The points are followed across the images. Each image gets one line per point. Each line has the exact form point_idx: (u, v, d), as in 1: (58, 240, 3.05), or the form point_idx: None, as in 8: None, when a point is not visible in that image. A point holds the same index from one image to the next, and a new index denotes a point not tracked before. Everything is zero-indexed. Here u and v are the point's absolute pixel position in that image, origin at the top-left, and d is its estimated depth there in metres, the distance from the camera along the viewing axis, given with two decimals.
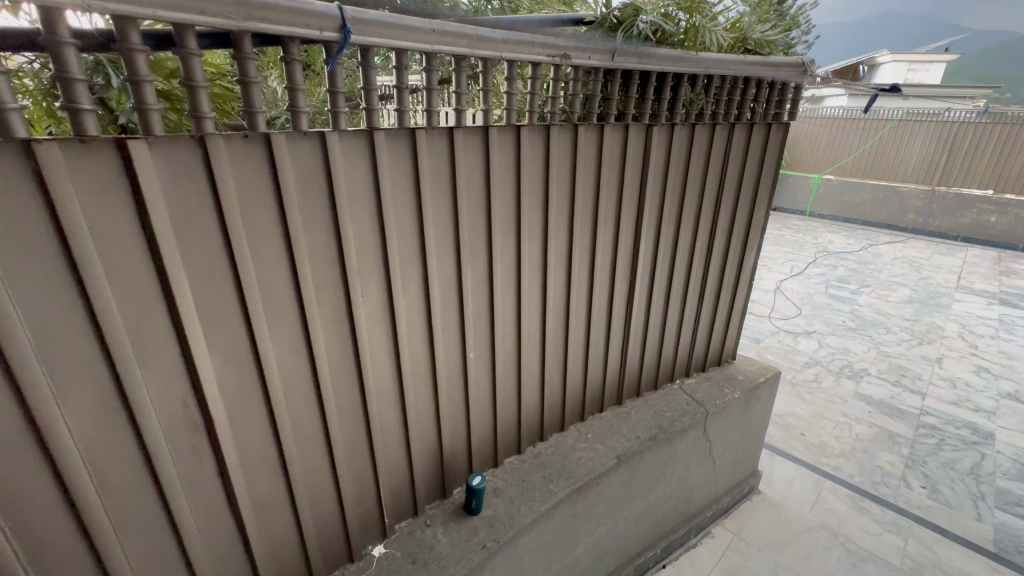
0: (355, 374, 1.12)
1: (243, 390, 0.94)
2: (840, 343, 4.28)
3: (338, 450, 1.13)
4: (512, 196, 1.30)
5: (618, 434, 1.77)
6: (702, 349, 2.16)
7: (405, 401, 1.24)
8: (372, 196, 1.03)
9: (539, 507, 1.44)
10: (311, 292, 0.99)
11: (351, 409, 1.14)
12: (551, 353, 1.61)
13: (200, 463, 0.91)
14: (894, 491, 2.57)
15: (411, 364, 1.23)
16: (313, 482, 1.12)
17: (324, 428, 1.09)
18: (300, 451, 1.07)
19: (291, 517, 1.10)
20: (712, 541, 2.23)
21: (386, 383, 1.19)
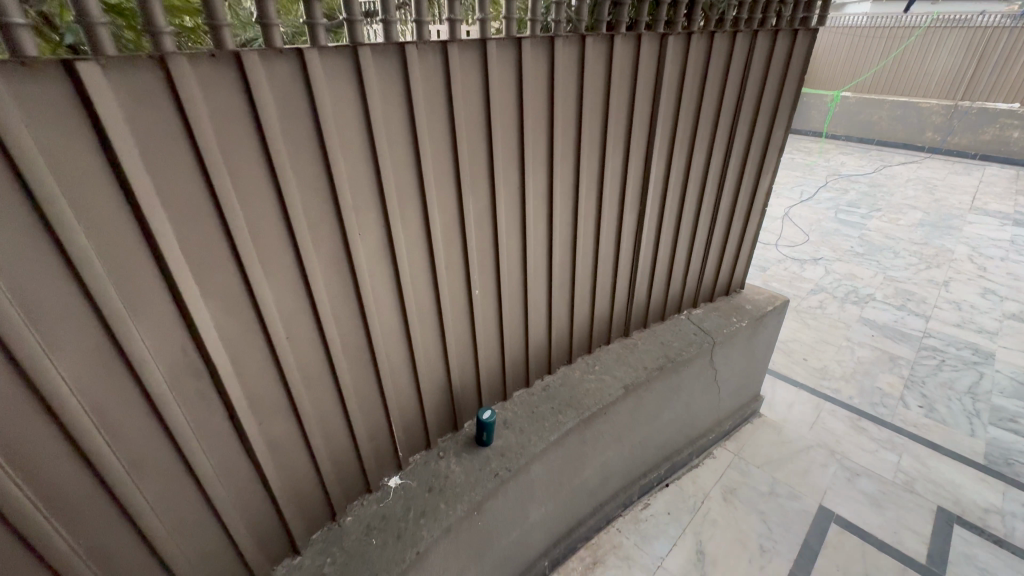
0: (358, 314, 1.09)
1: (243, 335, 0.91)
2: (847, 268, 4.24)
3: (347, 389, 1.13)
4: (515, 120, 1.20)
5: (625, 365, 1.78)
6: (711, 279, 2.11)
7: (411, 339, 1.23)
8: (361, 124, 0.94)
9: (548, 437, 1.47)
10: (305, 230, 0.93)
11: (357, 349, 1.12)
12: (558, 288, 1.57)
13: (211, 408, 0.90)
14: (890, 410, 2.64)
15: (415, 303, 1.20)
16: (324, 421, 1.13)
17: (331, 368, 1.08)
18: (309, 392, 1.07)
19: (307, 454, 1.12)
20: (713, 460, 2.32)
21: (390, 323, 1.17)
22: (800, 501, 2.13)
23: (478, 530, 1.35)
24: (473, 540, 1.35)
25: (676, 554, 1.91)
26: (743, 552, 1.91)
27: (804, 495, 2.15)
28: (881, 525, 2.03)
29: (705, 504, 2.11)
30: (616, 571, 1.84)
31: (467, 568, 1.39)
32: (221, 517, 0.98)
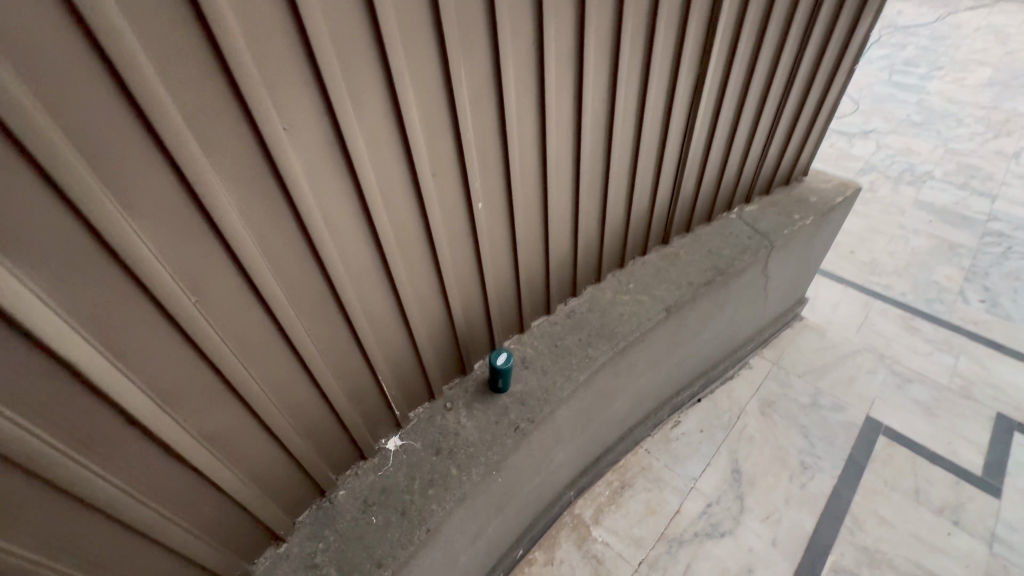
0: (305, 247, 0.75)
1: (115, 302, 0.59)
2: (902, 142, 3.68)
3: (308, 352, 0.83)
4: None
5: (665, 281, 1.45)
6: (773, 165, 1.69)
7: (393, 276, 0.90)
8: None
9: (576, 378, 1.21)
10: (178, 120, 0.56)
11: (313, 296, 0.80)
12: (585, 192, 1.19)
13: (91, 415, 0.60)
14: (947, 308, 2.36)
15: (390, 227, 0.85)
16: (286, 393, 0.84)
17: (279, 326, 0.77)
18: (254, 362, 0.77)
19: (271, 437, 0.85)
20: (750, 371, 2.10)
21: (357, 258, 0.83)
22: (845, 412, 1.95)
23: (497, 487, 1.16)
24: (490, 498, 1.16)
25: (711, 475, 1.77)
26: (783, 470, 1.78)
27: (849, 406, 1.97)
28: (933, 436, 1.86)
29: (742, 419, 1.93)
30: (646, 496, 1.72)
31: (487, 522, 1.22)
32: (160, 538, 0.72)
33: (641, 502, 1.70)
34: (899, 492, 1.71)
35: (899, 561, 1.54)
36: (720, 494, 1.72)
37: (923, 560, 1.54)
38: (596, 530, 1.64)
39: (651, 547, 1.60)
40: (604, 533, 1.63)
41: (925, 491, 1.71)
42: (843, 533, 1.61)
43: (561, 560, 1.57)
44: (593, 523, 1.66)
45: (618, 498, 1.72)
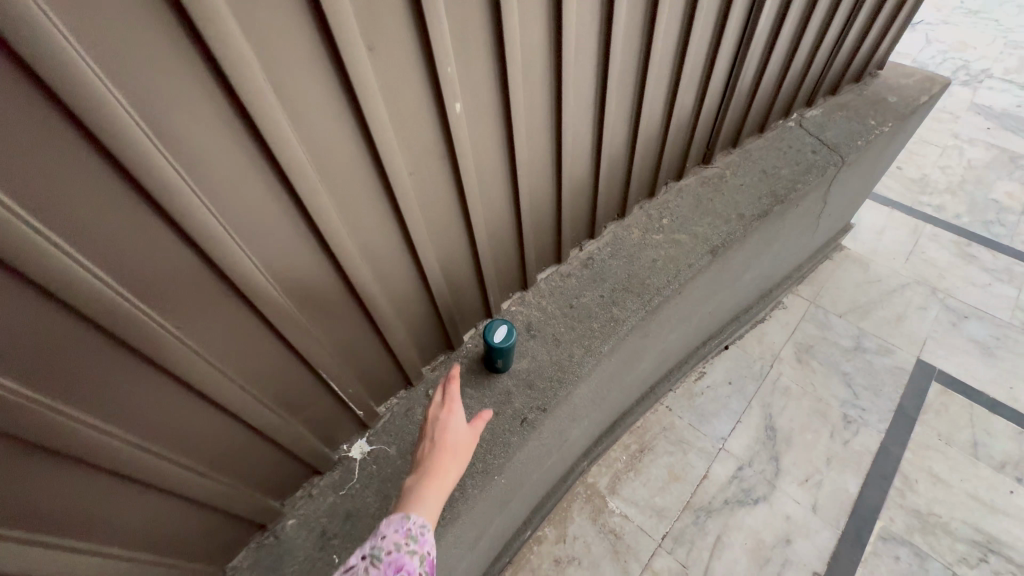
0: (119, 184, 0.42)
1: None
2: (954, 34, 3.17)
3: (173, 355, 0.52)
4: None
5: (709, 213, 1.11)
6: (848, 54, 1.29)
7: (315, 223, 0.58)
8: None
9: (600, 349, 0.92)
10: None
11: (161, 270, 0.49)
12: (614, 90, 0.83)
13: None
14: (1009, 231, 2.05)
15: (296, 145, 0.51)
16: (153, 420, 0.55)
17: (99, 326, 0.46)
18: (67, 390, 0.46)
19: (140, 485, 0.57)
20: (784, 312, 1.83)
21: (241, 197, 0.51)
22: (893, 356, 1.70)
23: (499, 489, 0.91)
24: (491, 502, 0.92)
25: (741, 433, 1.55)
26: (823, 425, 1.56)
27: (897, 349, 1.72)
28: (993, 381, 1.64)
29: (776, 368, 1.69)
30: (669, 460, 1.51)
31: (488, 524, 0.99)
32: None
33: (663, 468, 1.49)
34: (955, 447, 1.50)
35: (956, 525, 1.37)
36: (753, 456, 1.51)
37: (982, 523, 1.37)
38: (613, 501, 1.44)
39: (675, 518, 1.40)
40: (621, 504, 1.43)
41: (984, 445, 1.50)
42: (893, 496, 1.42)
43: (575, 537, 1.38)
44: (609, 493, 1.45)
45: (636, 465, 1.51)
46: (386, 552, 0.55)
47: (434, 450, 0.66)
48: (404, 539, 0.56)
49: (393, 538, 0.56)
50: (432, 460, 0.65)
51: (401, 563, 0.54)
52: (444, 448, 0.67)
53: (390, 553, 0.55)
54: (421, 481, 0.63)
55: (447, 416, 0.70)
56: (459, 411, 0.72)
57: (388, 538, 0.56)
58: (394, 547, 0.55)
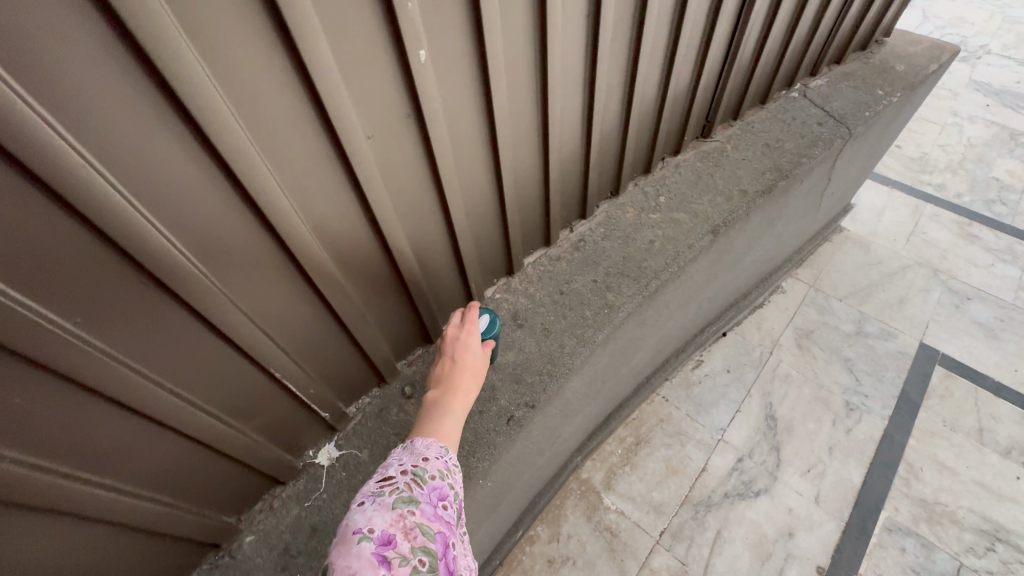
0: None
1: None
2: (952, 10, 3.09)
3: (72, 355, 0.42)
4: None
5: (709, 190, 1.03)
6: (855, 19, 1.20)
7: (251, 195, 0.48)
8: None
9: (593, 339, 0.83)
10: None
11: (43, 248, 0.38)
12: (606, 49, 0.73)
13: None
14: (1011, 210, 2.00)
15: (216, 95, 0.41)
16: (56, 436, 0.45)
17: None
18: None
19: (47, 514, 0.47)
20: (784, 297, 1.77)
21: (153, 158, 0.41)
22: (896, 340, 1.65)
23: (485, 492, 0.83)
24: (476, 507, 0.84)
25: (741, 423, 1.49)
26: (825, 413, 1.50)
27: (900, 332, 1.67)
28: (998, 364, 1.59)
29: (775, 355, 1.63)
30: (666, 453, 1.45)
31: (475, 529, 0.92)
32: None
33: (661, 462, 1.43)
34: (961, 433, 1.45)
35: (963, 514, 1.32)
36: (753, 447, 1.45)
37: (989, 512, 1.32)
38: (608, 497, 1.37)
39: (674, 514, 1.34)
40: (617, 500, 1.37)
41: (990, 430, 1.45)
42: (898, 485, 1.37)
43: (569, 536, 1.31)
44: (604, 489, 1.39)
45: (632, 459, 1.44)
46: (430, 476, 0.54)
47: (463, 378, 0.67)
48: (445, 468, 0.56)
49: (437, 465, 0.56)
50: (462, 387, 0.66)
51: (444, 492, 0.54)
52: (472, 377, 0.67)
53: (434, 479, 0.54)
54: (455, 410, 0.64)
55: (475, 345, 0.70)
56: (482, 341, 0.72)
57: (431, 463, 0.56)
58: (437, 473, 0.55)
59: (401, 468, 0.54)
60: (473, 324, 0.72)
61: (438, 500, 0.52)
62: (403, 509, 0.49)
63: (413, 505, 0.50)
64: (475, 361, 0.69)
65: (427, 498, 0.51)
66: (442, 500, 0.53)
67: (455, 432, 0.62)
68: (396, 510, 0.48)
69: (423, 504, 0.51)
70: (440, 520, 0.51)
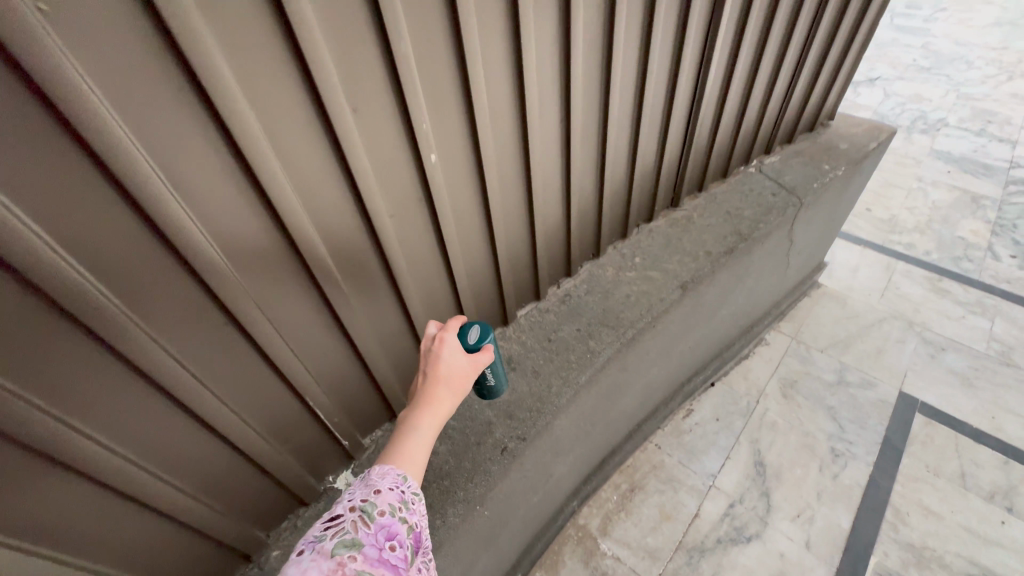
0: (141, 230, 0.50)
1: None
2: (912, 89, 3.42)
3: (160, 367, 0.56)
4: None
5: (679, 251, 1.19)
6: (798, 107, 1.42)
7: (305, 260, 0.64)
8: None
9: (577, 380, 0.96)
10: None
11: (160, 290, 0.53)
12: (578, 144, 0.92)
13: None
14: (977, 266, 2.14)
15: (287, 187, 0.58)
16: (136, 431, 0.57)
17: (90, 331, 0.50)
18: (48, 388, 0.49)
19: (120, 496, 0.59)
20: (767, 348, 1.89)
21: (233, 221, 0.56)
22: (875, 389, 1.74)
23: (484, 521, 0.92)
24: (475, 536, 0.93)
25: (731, 470, 1.56)
26: (811, 460, 1.57)
27: (879, 382, 1.76)
28: (976, 411, 1.66)
29: (761, 404, 1.72)
30: (660, 499, 1.51)
31: (475, 560, 0.99)
32: None
33: (654, 507, 1.49)
34: (944, 478, 1.51)
35: (950, 559, 1.35)
36: (743, 493, 1.51)
37: (977, 556, 1.35)
38: (604, 542, 1.42)
39: (668, 559, 1.38)
40: (614, 546, 1.41)
41: (972, 475, 1.51)
42: (885, 530, 1.41)
43: None
44: (600, 535, 1.44)
45: (627, 505, 1.50)
46: (378, 513, 0.55)
47: (432, 395, 0.67)
48: (397, 502, 0.57)
49: (389, 500, 0.57)
50: (435, 400, 0.67)
51: (393, 531, 0.55)
52: (442, 392, 0.67)
53: (383, 516, 0.55)
54: (418, 430, 0.64)
55: (446, 360, 0.70)
56: (457, 350, 0.72)
57: (382, 497, 0.57)
58: (387, 508, 0.56)
59: (350, 505, 0.56)
60: (445, 334, 0.73)
61: (386, 541, 0.54)
62: (343, 556, 0.50)
63: (354, 550, 0.51)
64: (451, 370, 0.70)
65: (372, 540, 0.53)
66: (390, 540, 0.54)
67: (416, 454, 0.63)
68: (335, 559, 0.50)
69: (367, 547, 0.52)
70: (385, 564, 0.52)
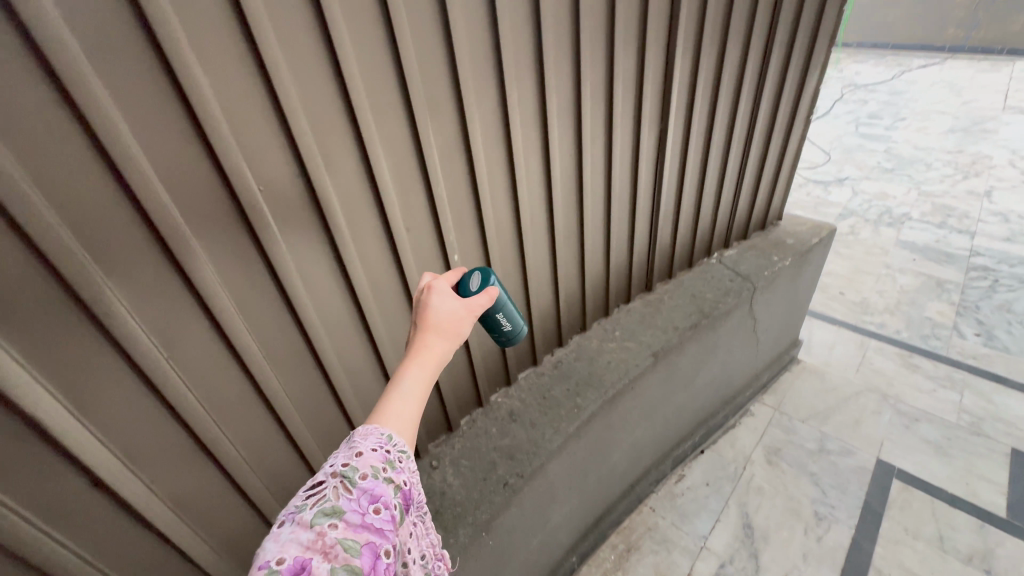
0: (284, 310, 0.80)
1: (112, 382, 0.64)
2: (877, 187, 3.84)
3: (279, 400, 0.83)
4: (483, 21, 0.83)
5: (651, 327, 1.46)
6: (746, 212, 1.75)
7: (372, 330, 0.93)
8: (238, 44, 0.61)
9: (566, 429, 1.18)
10: (148, 169, 0.59)
11: (287, 347, 0.82)
12: (562, 246, 1.23)
13: (68, 490, 0.63)
14: (944, 344, 2.34)
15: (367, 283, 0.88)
16: (254, 443, 0.84)
17: (249, 373, 0.78)
18: (218, 407, 0.76)
19: (236, 491, 0.84)
20: (752, 419, 2.06)
21: (330, 303, 0.85)
22: (855, 456, 1.87)
23: (490, 550, 1.10)
24: (483, 564, 1.10)
25: (721, 532, 1.67)
26: (797, 523, 1.68)
27: (858, 450, 1.90)
28: (950, 477, 1.78)
29: (748, 470, 1.86)
30: (655, 558, 1.62)
31: None
32: None
33: (650, 567, 1.60)
34: (922, 541, 1.60)
35: None
36: (733, 553, 1.61)
37: None
38: None
39: None
40: None
41: (949, 538, 1.60)
42: None
43: None
44: None
45: (624, 563, 1.61)
46: (360, 477, 0.57)
47: (422, 344, 0.69)
48: (380, 464, 0.59)
49: (370, 463, 0.58)
50: (418, 348, 0.69)
51: (376, 494, 0.57)
52: (431, 341, 0.69)
53: (365, 480, 0.57)
54: (405, 382, 0.66)
55: (435, 309, 0.71)
56: (446, 299, 0.73)
57: (363, 461, 0.58)
58: (369, 472, 0.58)
59: (331, 471, 0.57)
60: (433, 286, 0.75)
61: (369, 504, 0.56)
62: (323, 525, 0.52)
63: (335, 518, 0.53)
64: (433, 317, 0.71)
65: (353, 505, 0.55)
66: (374, 504, 0.56)
67: (402, 406, 0.64)
68: (315, 528, 0.52)
69: (348, 513, 0.54)
70: (369, 527, 0.54)
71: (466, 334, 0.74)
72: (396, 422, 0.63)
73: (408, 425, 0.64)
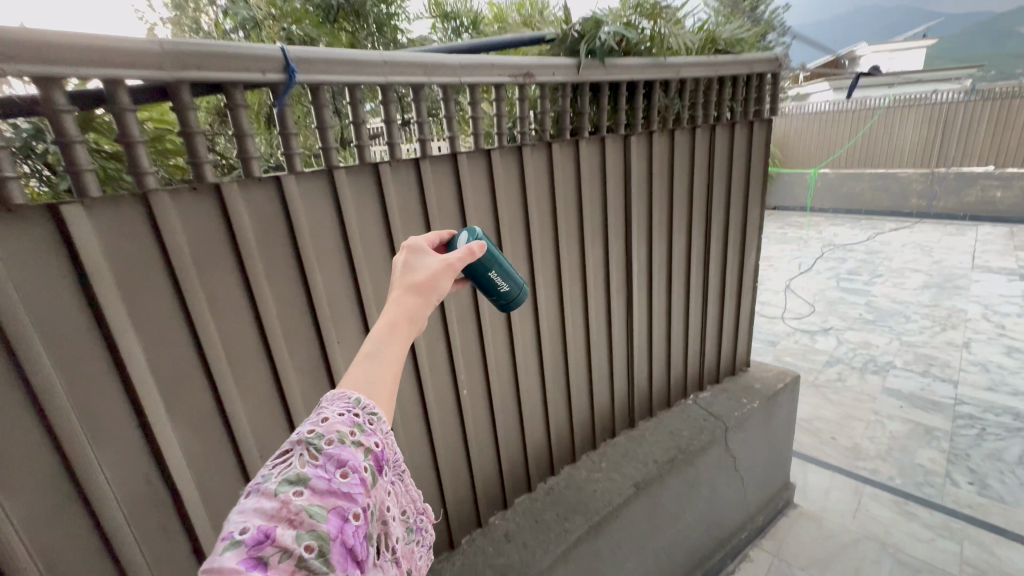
0: None
1: (219, 475, 0.91)
2: (861, 337, 4.14)
3: None
4: (492, 233, 1.25)
5: (634, 460, 1.65)
6: (713, 361, 2.05)
7: None
8: (342, 257, 0.98)
9: (555, 549, 1.33)
10: (278, 334, 0.92)
11: None
12: (551, 386, 1.52)
13: (173, 554, 0.86)
14: (939, 492, 2.40)
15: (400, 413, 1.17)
16: None
17: None
18: None
19: None
20: (751, 565, 2.08)
21: None
22: None
23: None
24: None
25: None
26: None
27: None
28: None
29: None
30: None
31: None
32: None
33: None
34: None
35: None
36: None
37: None
38: None
39: None
40: None
41: None
42: None
43: None
44: None
45: None
46: (327, 444, 0.61)
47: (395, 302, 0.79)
48: (347, 429, 0.64)
49: (337, 428, 0.63)
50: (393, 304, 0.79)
51: (342, 459, 0.61)
52: (403, 300, 0.79)
53: (331, 445, 0.61)
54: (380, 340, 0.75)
55: (410, 274, 0.83)
56: (419, 263, 0.84)
57: (331, 428, 0.63)
58: (335, 438, 0.62)
59: (297, 439, 0.62)
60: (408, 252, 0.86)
61: (336, 469, 0.59)
62: (287, 494, 0.55)
63: (300, 485, 0.56)
64: (406, 279, 0.81)
65: (320, 471, 0.58)
66: (341, 469, 0.60)
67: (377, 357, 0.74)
68: (279, 497, 0.54)
69: (314, 479, 0.57)
70: (335, 492, 0.57)
71: (438, 285, 0.82)
72: (372, 370, 0.72)
73: (384, 372, 0.73)
